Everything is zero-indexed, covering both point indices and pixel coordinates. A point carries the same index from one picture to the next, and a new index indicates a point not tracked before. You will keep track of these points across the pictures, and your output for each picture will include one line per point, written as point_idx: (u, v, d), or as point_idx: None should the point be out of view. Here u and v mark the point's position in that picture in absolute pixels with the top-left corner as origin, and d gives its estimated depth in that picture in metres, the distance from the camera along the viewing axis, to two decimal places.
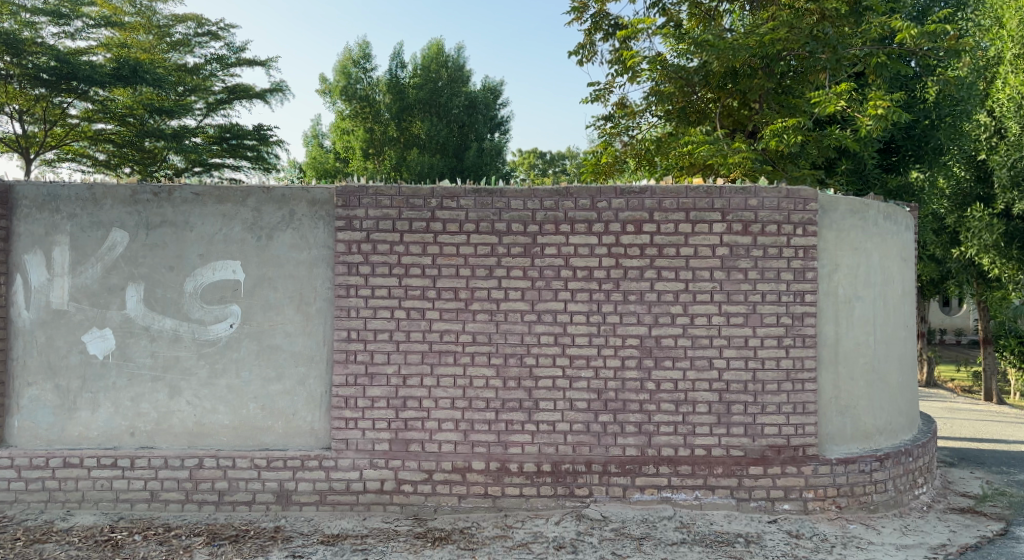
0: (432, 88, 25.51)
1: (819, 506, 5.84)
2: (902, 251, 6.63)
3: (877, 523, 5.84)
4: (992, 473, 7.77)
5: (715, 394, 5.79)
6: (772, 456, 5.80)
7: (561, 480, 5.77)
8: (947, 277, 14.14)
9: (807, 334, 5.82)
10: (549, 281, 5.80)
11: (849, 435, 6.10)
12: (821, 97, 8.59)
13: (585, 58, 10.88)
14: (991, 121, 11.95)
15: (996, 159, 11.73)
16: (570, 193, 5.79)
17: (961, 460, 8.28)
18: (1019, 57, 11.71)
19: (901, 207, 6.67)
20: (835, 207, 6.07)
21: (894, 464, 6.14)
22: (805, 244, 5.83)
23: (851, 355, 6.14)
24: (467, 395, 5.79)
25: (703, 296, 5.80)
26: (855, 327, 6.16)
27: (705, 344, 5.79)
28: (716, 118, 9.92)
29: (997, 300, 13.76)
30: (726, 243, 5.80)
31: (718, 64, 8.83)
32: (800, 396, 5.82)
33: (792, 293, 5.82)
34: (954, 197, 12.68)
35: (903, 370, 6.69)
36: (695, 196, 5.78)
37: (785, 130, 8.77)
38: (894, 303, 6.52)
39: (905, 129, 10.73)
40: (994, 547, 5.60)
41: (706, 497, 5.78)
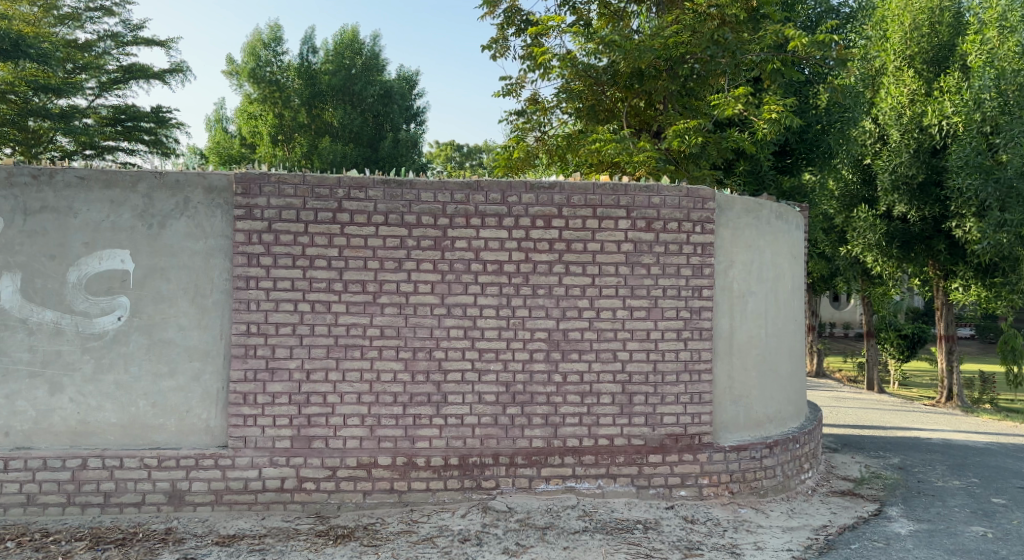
0: (346, 76, 25.01)
1: (713, 491, 6.11)
2: (792, 249, 6.98)
3: (765, 508, 6.14)
4: (870, 457, 8.33)
5: (618, 385, 5.94)
6: (671, 445, 6.01)
7: (469, 473, 5.78)
8: (836, 275, 15.42)
9: (704, 327, 6.07)
10: (459, 274, 5.79)
11: (741, 423, 6.38)
12: (719, 100, 8.91)
13: (498, 53, 10.89)
14: (875, 128, 12.62)
15: (881, 164, 12.31)
16: (480, 186, 5.79)
17: (844, 446, 8.85)
18: (901, 69, 12.43)
19: (792, 208, 7.03)
20: (731, 206, 6.32)
21: (782, 450, 6.50)
22: (703, 242, 6.06)
23: (744, 347, 6.42)
24: (374, 390, 5.71)
25: (608, 291, 5.93)
26: (748, 320, 6.44)
27: (610, 337, 5.93)
28: (623, 117, 10.11)
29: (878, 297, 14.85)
30: (631, 239, 5.94)
31: (624, 64, 9.07)
32: (697, 387, 6.06)
33: (691, 288, 6.05)
34: (843, 198, 13.39)
35: (792, 361, 7.06)
36: (602, 193, 5.90)
37: (686, 131, 9.06)
38: (785, 298, 6.88)
39: (798, 132, 11.28)
40: (869, 526, 5.97)
41: (609, 486, 5.93)
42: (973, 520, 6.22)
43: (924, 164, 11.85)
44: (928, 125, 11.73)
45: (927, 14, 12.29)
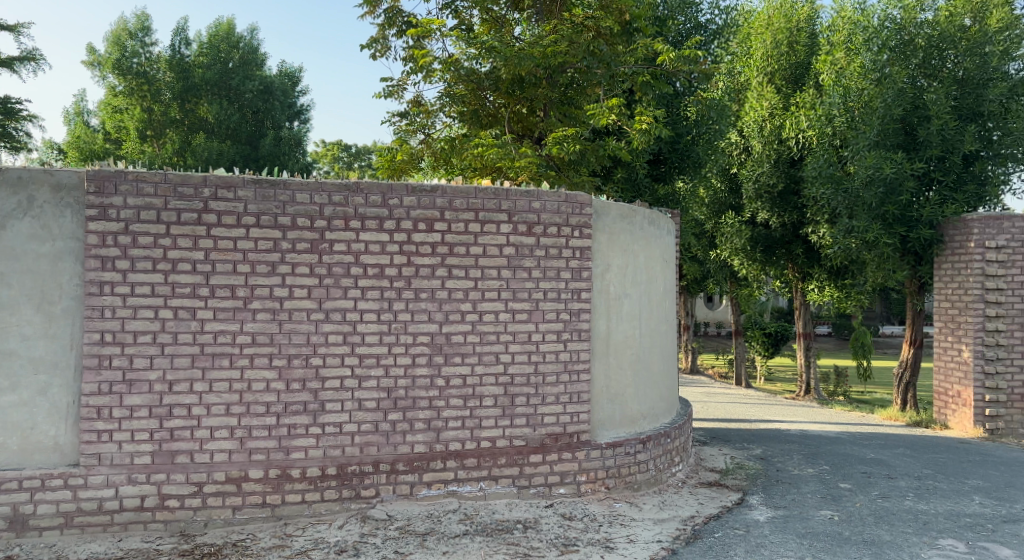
0: (222, 69, 23.86)
1: (591, 488, 6.28)
2: (663, 253, 7.30)
3: (639, 501, 6.37)
4: (735, 448, 8.83)
5: (500, 387, 5.99)
6: (550, 444, 6.13)
7: (347, 482, 5.66)
8: (708, 276, 16.49)
9: (583, 329, 6.24)
10: (337, 278, 5.65)
11: (617, 420, 6.59)
12: (595, 110, 9.17)
13: (379, 53, 10.75)
14: (740, 140, 13.50)
15: (745, 174, 13.23)
16: (359, 188, 5.68)
17: (713, 439, 9.33)
18: (762, 84, 13.36)
19: (663, 213, 7.35)
20: (607, 212, 6.52)
21: (655, 445, 6.78)
22: (582, 246, 6.23)
23: (620, 347, 6.63)
24: (244, 400, 5.48)
25: (491, 294, 5.97)
26: (623, 322, 6.67)
27: (492, 339, 5.97)
28: (506, 122, 10.15)
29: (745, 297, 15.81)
30: (512, 243, 6.02)
31: (504, 70, 9.12)
32: (577, 387, 6.21)
33: (571, 291, 6.20)
34: (712, 205, 14.27)
35: (664, 360, 7.38)
36: (484, 197, 5.94)
37: (565, 139, 9.26)
38: (657, 300, 7.18)
39: (670, 142, 11.67)
40: (732, 515, 6.31)
41: (490, 488, 5.97)
42: (823, 504, 6.71)
43: (783, 174, 12.72)
44: (787, 138, 12.61)
45: (785, 34, 13.13)
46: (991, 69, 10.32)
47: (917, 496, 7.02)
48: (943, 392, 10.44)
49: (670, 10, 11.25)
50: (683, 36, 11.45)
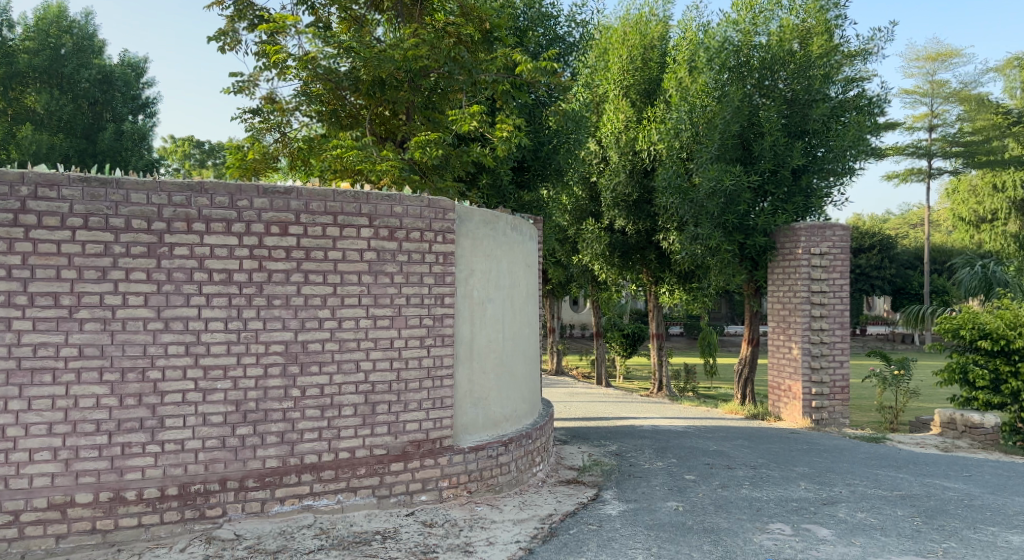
0: (53, 56, 21.86)
1: (452, 493, 6.29)
2: (526, 258, 7.44)
3: (500, 503, 6.45)
4: (594, 445, 9.14)
5: (360, 396, 5.87)
6: (412, 451, 6.07)
7: (190, 503, 5.35)
8: (572, 280, 17.06)
9: (446, 334, 6.25)
10: (179, 284, 5.33)
11: (480, 424, 6.64)
12: (457, 115, 9.18)
13: (228, 46, 10.26)
14: (599, 149, 13.95)
15: (604, 182, 13.64)
16: (204, 189, 5.39)
17: (572, 438, 9.61)
18: (619, 97, 13.81)
19: (526, 219, 7.48)
20: (470, 218, 6.56)
21: (517, 447, 6.89)
22: (445, 251, 6.23)
23: (483, 352, 6.68)
24: (70, 419, 5.06)
25: (351, 300, 5.84)
26: (486, 326, 6.72)
27: (352, 347, 5.84)
28: (367, 124, 10.05)
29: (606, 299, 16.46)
30: (373, 248, 5.91)
31: (365, 72, 8.96)
32: (439, 392, 6.21)
33: (434, 296, 6.19)
34: (574, 212, 14.75)
35: (527, 363, 7.52)
36: (343, 200, 5.79)
37: (428, 143, 9.18)
38: (521, 304, 7.30)
39: (532, 150, 11.87)
40: (587, 511, 6.51)
41: (348, 499, 5.83)
42: (669, 496, 7.08)
43: (637, 184, 13.33)
44: (640, 149, 13.19)
45: (640, 50, 13.85)
46: (815, 92, 11.55)
47: (752, 484, 7.56)
48: (777, 386, 11.31)
49: (530, 21, 11.49)
50: (543, 47, 11.70)
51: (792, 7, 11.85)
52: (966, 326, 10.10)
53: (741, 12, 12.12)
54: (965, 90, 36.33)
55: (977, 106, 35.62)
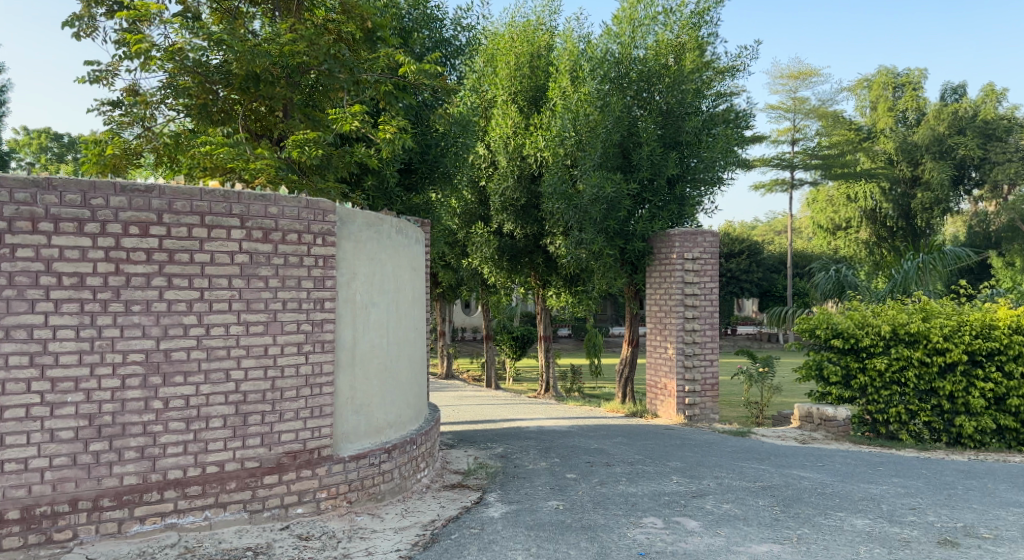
0: None
1: (331, 504, 6.11)
2: (411, 261, 7.35)
3: (381, 512, 6.32)
4: (480, 449, 9.15)
5: (230, 406, 5.60)
6: (288, 463, 5.85)
7: (34, 526, 4.95)
8: (462, 283, 17.05)
9: (325, 340, 6.07)
10: (22, 289, 4.93)
11: (362, 431, 6.49)
12: (338, 115, 8.91)
13: (83, 32, 9.55)
14: (487, 153, 13.97)
15: (492, 187, 13.65)
16: (52, 185, 5.02)
17: (458, 442, 9.58)
18: (507, 102, 13.92)
19: (411, 222, 7.39)
20: (352, 220, 6.41)
21: (400, 454, 6.79)
22: (324, 254, 6.05)
23: (366, 357, 6.54)
24: None
25: (220, 306, 5.56)
26: (370, 331, 6.58)
27: (222, 355, 5.57)
28: (239, 120, 9.62)
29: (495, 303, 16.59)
30: (246, 250, 5.66)
31: (237, 67, 8.60)
32: (317, 400, 6.02)
33: (312, 300, 5.99)
34: (464, 215, 14.76)
35: (412, 368, 7.42)
36: (211, 200, 5.51)
37: (307, 142, 8.86)
38: (406, 308, 7.20)
39: (420, 153, 11.46)
40: (470, 516, 6.50)
41: (217, 516, 5.54)
42: (550, 496, 7.19)
43: (525, 190, 13.49)
44: (527, 155, 13.33)
45: (528, 58, 13.98)
46: (687, 105, 12.11)
47: (629, 480, 7.79)
48: (653, 385, 11.73)
49: (415, 22, 11.34)
50: (427, 50, 11.58)
51: (667, 22, 12.32)
52: (821, 326, 10.88)
53: (621, 26, 12.45)
54: (823, 107, 39.17)
55: (833, 123, 38.51)
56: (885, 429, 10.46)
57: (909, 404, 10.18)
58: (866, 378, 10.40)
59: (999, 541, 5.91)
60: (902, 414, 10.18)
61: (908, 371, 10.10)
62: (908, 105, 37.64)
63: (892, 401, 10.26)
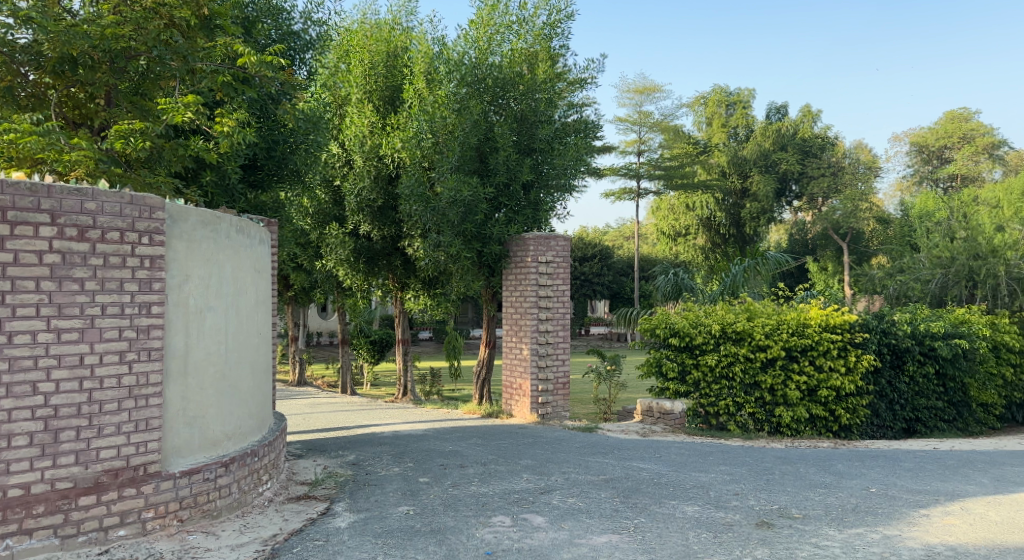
0: None
1: (159, 524, 5.69)
2: (254, 263, 7.00)
3: (216, 529, 5.97)
4: (329, 457, 8.87)
5: (38, 422, 5.09)
6: (108, 482, 5.39)
7: None
8: (316, 285, 16.52)
9: (152, 348, 5.65)
10: None
11: (195, 445, 6.09)
12: (168, 105, 8.29)
13: None
14: (342, 152, 13.50)
15: (346, 186, 13.22)
16: None
17: (307, 452, 9.22)
18: (362, 101, 13.55)
19: (253, 223, 7.04)
20: (185, 218, 6.02)
21: (238, 467, 6.44)
22: (151, 254, 5.63)
23: (201, 366, 6.15)
24: None
25: (26, 311, 5.05)
26: (205, 338, 6.20)
27: (27, 366, 5.05)
28: (52, 105, 8.75)
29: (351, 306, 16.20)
30: (56, 250, 5.17)
31: (48, 47, 7.84)
32: (142, 413, 5.59)
33: (136, 305, 5.55)
34: (316, 215, 14.02)
35: (254, 376, 7.06)
36: (15, 194, 5.00)
37: (131, 132, 8.21)
38: (247, 313, 6.85)
39: (265, 148, 10.76)
40: (314, 527, 6.28)
41: (21, 544, 5.00)
42: (400, 501, 7.08)
43: (382, 191, 13.17)
44: (384, 155, 13.05)
45: (384, 56, 13.71)
46: (540, 114, 12.43)
47: (480, 480, 7.84)
48: (509, 385, 11.85)
49: (258, 12, 10.75)
50: (271, 41, 11.06)
51: (520, 31, 12.61)
52: (660, 326, 11.38)
53: (477, 31, 12.50)
54: (665, 121, 41.53)
55: (675, 136, 40.98)
56: (716, 420, 11.15)
57: (736, 396, 10.94)
58: (699, 374, 11.08)
59: (806, 519, 6.47)
60: (729, 406, 10.94)
61: (735, 366, 10.90)
62: (739, 121, 40.81)
63: (721, 394, 11.01)
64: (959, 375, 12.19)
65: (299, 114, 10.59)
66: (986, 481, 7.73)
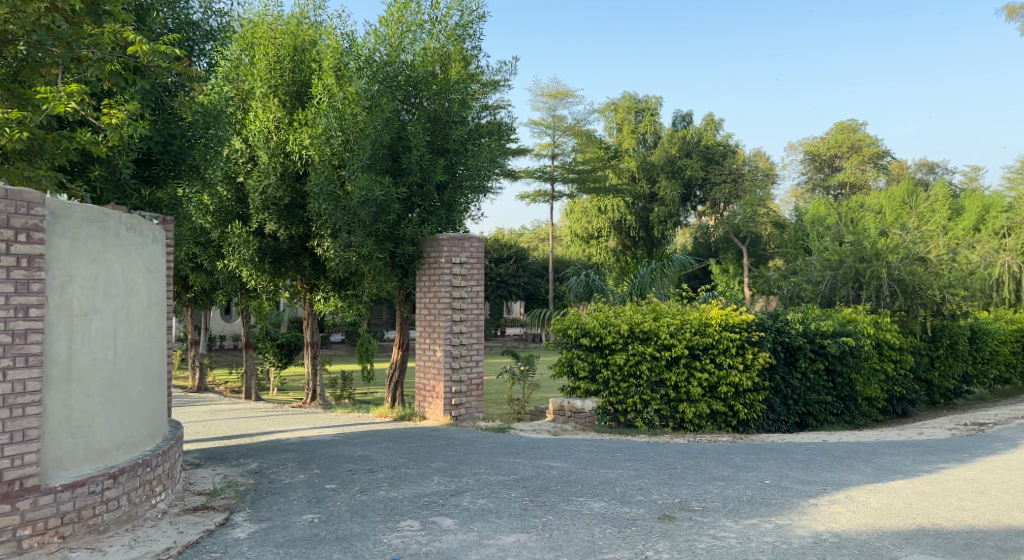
0: None
1: (37, 542, 5.33)
2: (146, 263, 6.66)
3: (103, 545, 5.64)
4: (230, 466, 8.54)
5: None
6: None
7: None
8: (218, 287, 15.91)
9: (30, 353, 5.28)
10: None
11: (80, 456, 5.73)
12: (49, 95, 7.78)
13: None
14: (246, 148, 13.08)
15: (251, 183, 12.81)
16: None
17: (206, 460, 8.84)
18: (267, 95, 13.14)
19: (146, 220, 6.70)
20: (68, 215, 5.66)
21: (129, 478, 6.11)
22: (28, 253, 5.28)
23: (87, 372, 5.80)
24: None
25: None
26: (91, 342, 5.84)
27: None
28: None
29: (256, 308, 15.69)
30: None
31: None
32: (19, 424, 5.22)
33: (11, 308, 5.19)
34: (218, 213, 13.53)
35: (148, 382, 6.71)
36: None
37: (7, 122, 7.71)
38: (139, 315, 6.50)
39: (161, 142, 10.22)
40: (211, 539, 6.02)
41: None
42: (304, 509, 6.88)
43: (289, 189, 12.82)
44: (290, 152, 12.70)
45: (290, 50, 13.31)
46: (454, 114, 12.32)
47: (389, 485, 7.71)
48: (422, 387, 11.72)
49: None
50: (167, 30, 10.53)
51: (433, 31, 12.51)
52: (572, 326, 11.58)
53: (388, 28, 12.31)
54: (578, 126, 42.16)
55: (587, 140, 41.67)
56: (624, 417, 11.34)
57: (644, 394, 11.20)
58: (609, 372, 11.28)
59: (706, 512, 6.67)
60: (637, 403, 11.17)
61: (643, 365, 11.18)
62: (648, 127, 41.89)
63: (630, 392, 11.24)
64: (846, 371, 12.90)
65: (197, 108, 10.15)
66: (869, 470, 8.18)
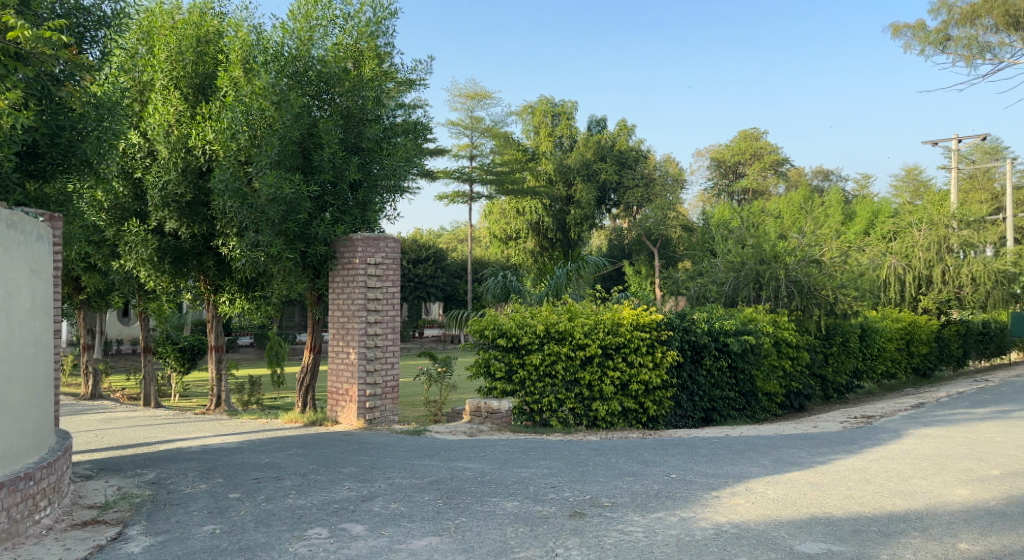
0: None
1: None
2: (30, 263, 6.24)
3: None
4: (125, 477, 8.11)
5: None
6: None
7: None
8: (114, 288, 15.12)
9: None
10: None
11: None
12: None
13: None
14: (144, 142, 12.46)
15: (149, 179, 12.26)
16: None
17: (98, 472, 8.37)
18: (167, 88, 12.55)
19: (30, 218, 6.28)
20: None
21: (8, 493, 5.71)
22: None
23: None
24: None
25: None
26: None
27: None
28: None
29: (155, 311, 14.99)
30: None
31: None
32: None
33: None
34: (113, 211, 12.82)
35: (31, 390, 6.28)
36: None
37: None
38: (21, 319, 6.08)
39: (48, 136, 9.52)
40: (102, 554, 5.69)
41: None
42: (206, 520, 6.60)
43: (191, 185, 12.31)
44: (193, 147, 12.18)
45: (192, 42, 12.68)
46: (368, 112, 12.17)
47: (297, 492, 7.50)
48: (334, 391, 11.42)
49: None
50: (54, 15, 9.87)
51: (345, 26, 12.26)
52: (489, 326, 11.54)
53: (297, 22, 11.97)
54: (495, 127, 42.25)
55: (505, 143, 41.81)
56: (540, 416, 11.42)
57: (559, 393, 11.30)
58: (525, 372, 11.33)
59: (615, 507, 6.78)
60: (552, 402, 11.26)
61: (558, 364, 11.28)
62: (564, 131, 42.40)
63: (545, 391, 11.32)
64: (747, 367, 13.40)
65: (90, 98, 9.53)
66: (767, 462, 8.52)
